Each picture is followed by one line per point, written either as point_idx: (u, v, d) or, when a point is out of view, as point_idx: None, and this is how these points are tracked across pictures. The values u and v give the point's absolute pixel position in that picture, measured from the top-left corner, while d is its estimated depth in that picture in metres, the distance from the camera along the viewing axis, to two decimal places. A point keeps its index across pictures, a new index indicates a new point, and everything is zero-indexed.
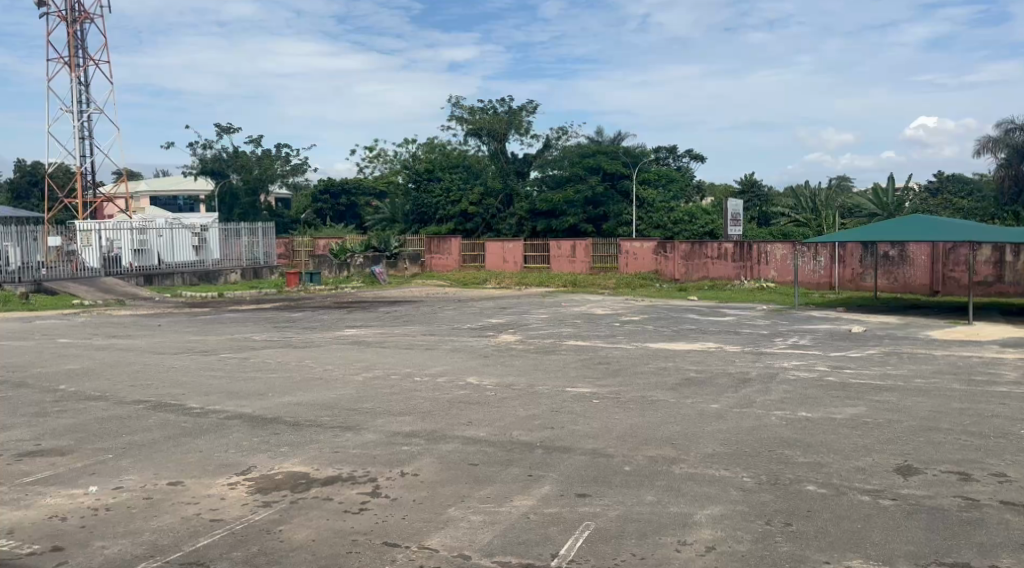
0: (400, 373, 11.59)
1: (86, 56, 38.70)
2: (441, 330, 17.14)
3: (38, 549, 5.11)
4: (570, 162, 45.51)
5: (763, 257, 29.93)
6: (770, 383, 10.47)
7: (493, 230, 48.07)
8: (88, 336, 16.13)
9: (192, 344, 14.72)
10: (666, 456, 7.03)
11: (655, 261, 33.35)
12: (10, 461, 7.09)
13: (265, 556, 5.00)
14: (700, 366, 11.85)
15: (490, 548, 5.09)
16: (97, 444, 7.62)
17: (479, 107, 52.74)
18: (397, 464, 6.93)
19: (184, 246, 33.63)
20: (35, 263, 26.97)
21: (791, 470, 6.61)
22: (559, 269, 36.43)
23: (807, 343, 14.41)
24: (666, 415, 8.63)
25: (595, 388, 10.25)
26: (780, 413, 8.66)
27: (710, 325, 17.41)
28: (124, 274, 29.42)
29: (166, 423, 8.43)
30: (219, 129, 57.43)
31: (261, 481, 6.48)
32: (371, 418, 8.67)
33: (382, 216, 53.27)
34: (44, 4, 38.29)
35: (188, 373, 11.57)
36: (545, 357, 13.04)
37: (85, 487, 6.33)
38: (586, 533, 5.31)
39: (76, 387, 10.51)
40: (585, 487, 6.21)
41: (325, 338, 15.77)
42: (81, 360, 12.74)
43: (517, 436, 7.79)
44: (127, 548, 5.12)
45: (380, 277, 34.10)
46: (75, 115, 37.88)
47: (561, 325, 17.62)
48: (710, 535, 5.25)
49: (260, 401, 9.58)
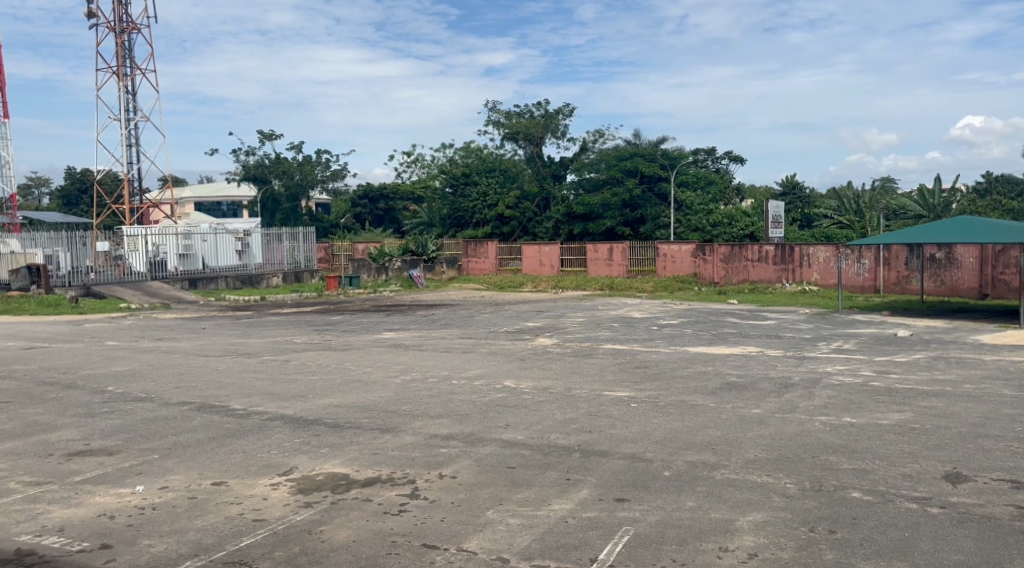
0: (437, 376, 11.64)
1: (133, 66, 39.58)
2: (479, 333, 17.22)
3: (87, 547, 5.22)
4: (608, 164, 45.33)
5: (805, 259, 29.50)
6: (814, 388, 10.31)
7: (530, 234, 47.99)
8: (135, 338, 16.53)
9: (236, 347, 15.01)
10: (707, 461, 6.95)
11: (694, 263, 33.13)
12: (61, 460, 7.28)
13: (307, 556, 5.06)
14: (741, 370, 11.70)
15: (529, 551, 5.07)
16: (145, 443, 7.79)
17: (515, 111, 52.96)
18: (436, 465, 6.97)
19: (228, 251, 34.26)
20: (84, 268, 28.00)
21: (835, 477, 6.49)
22: (596, 272, 36.19)
23: (851, 348, 14.12)
24: (707, 419, 8.55)
25: (633, 392, 10.18)
26: (824, 418, 8.50)
27: (752, 329, 17.19)
28: (169, 278, 29.97)
29: (211, 424, 8.59)
30: (261, 136, 58.50)
31: (302, 482, 6.55)
32: (409, 420, 8.73)
33: (418, 220, 53.99)
34: (93, 15, 39.28)
35: (231, 375, 11.79)
36: (583, 360, 13.00)
37: (132, 486, 6.46)
38: (625, 538, 5.26)
39: (124, 388, 10.78)
40: (624, 492, 6.17)
41: (364, 341, 15.97)
42: (129, 362, 13.09)
43: (555, 440, 7.77)
44: (173, 547, 5.21)
45: (417, 281, 34.31)
46: (123, 124, 38.83)
47: (598, 329, 17.56)
48: (751, 542, 5.17)
49: (301, 403, 9.72)
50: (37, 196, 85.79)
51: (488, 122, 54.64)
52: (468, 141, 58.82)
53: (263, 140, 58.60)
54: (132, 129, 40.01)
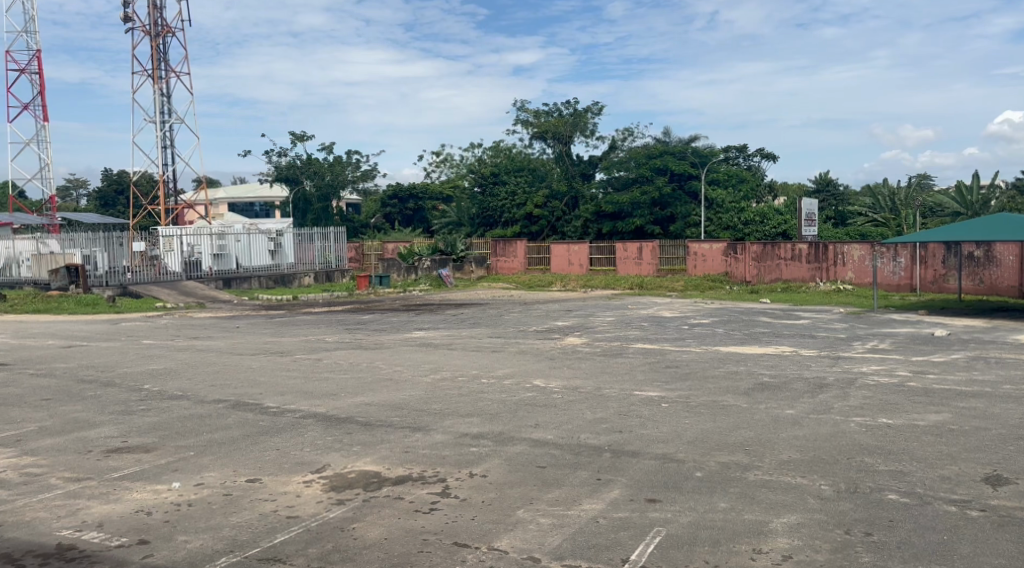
0: (467, 375, 11.67)
1: (168, 68, 40.19)
2: (508, 332, 17.22)
3: (125, 542, 5.32)
4: (637, 163, 44.96)
5: (839, 258, 29.13)
6: (849, 389, 10.16)
7: (559, 233, 47.88)
8: (170, 337, 16.80)
9: (269, 346, 15.13)
10: (740, 462, 6.89)
11: (725, 262, 32.85)
12: (99, 457, 7.41)
13: (340, 554, 5.09)
14: (774, 371, 11.56)
15: (560, 551, 5.06)
16: (180, 441, 7.91)
17: (544, 110, 52.90)
18: (466, 465, 6.98)
19: (262, 250, 34.68)
20: (121, 268, 28.62)
21: (872, 479, 6.39)
22: (625, 271, 36.06)
23: (887, 348, 13.87)
24: (739, 420, 8.46)
25: (664, 392, 10.11)
26: (860, 419, 8.38)
27: (785, 329, 16.96)
28: (204, 278, 30.35)
29: (245, 422, 8.69)
30: (293, 137, 59.22)
31: (334, 480, 6.59)
32: (439, 419, 8.75)
33: (448, 219, 54.20)
34: (129, 20, 39.96)
35: (264, 373, 11.88)
36: (612, 360, 12.92)
37: (168, 483, 6.56)
38: (657, 539, 5.23)
39: (160, 386, 10.94)
40: (655, 493, 6.13)
41: (395, 340, 16.05)
42: (165, 361, 13.25)
43: (585, 439, 7.75)
44: (209, 543, 5.29)
45: (447, 280, 34.50)
46: (158, 126, 39.46)
47: (628, 328, 17.48)
48: (786, 544, 5.11)
49: (333, 401, 9.77)
50: (76, 197, 87.54)
51: (516, 121, 54.66)
52: (497, 140, 58.91)
53: (295, 141, 59.19)
54: (167, 131, 40.63)
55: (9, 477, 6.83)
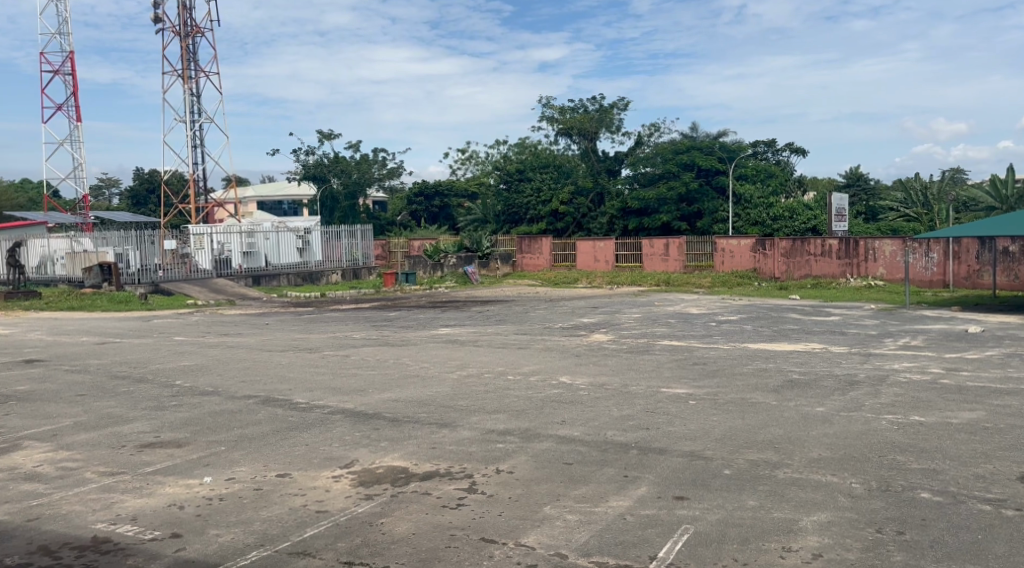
0: (494, 371, 11.70)
1: (197, 68, 40.69)
2: (534, 329, 17.23)
3: (159, 536, 5.41)
4: (663, 159, 44.67)
5: (870, 254, 28.81)
6: (880, 386, 10.03)
7: (584, 229, 47.80)
8: (201, 334, 17.04)
9: (297, 342, 15.29)
10: (769, 460, 6.84)
11: (753, 258, 32.45)
12: (132, 452, 7.54)
13: (368, 548, 5.14)
14: (803, 368, 11.43)
15: (587, 548, 5.06)
16: (212, 436, 8.01)
17: (569, 107, 52.77)
18: (492, 461, 7.00)
19: (290, 248, 34.97)
20: (153, 266, 29.00)
21: (904, 477, 6.31)
22: (651, 268, 35.88)
23: (919, 345, 13.67)
24: (768, 418, 8.38)
25: (691, 389, 10.05)
26: (891, 417, 8.28)
27: (815, 325, 16.79)
28: (233, 275, 30.77)
29: (275, 417, 8.78)
30: (320, 136, 59.70)
31: (362, 475, 6.65)
32: (466, 415, 8.79)
33: (474, 217, 54.48)
34: (160, 20, 40.50)
35: (293, 369, 12.01)
36: (639, 357, 12.87)
37: (200, 477, 6.66)
38: (685, 536, 5.21)
39: (191, 382, 11.11)
40: (683, 490, 6.10)
41: (421, 337, 16.13)
42: (195, 357, 13.44)
43: (611, 436, 7.74)
44: (239, 537, 5.36)
45: (473, 277, 34.49)
46: (189, 125, 39.99)
47: (654, 325, 17.39)
48: (816, 542, 5.07)
49: (361, 397, 9.85)
50: (108, 196, 88.93)
51: (542, 117, 54.57)
52: (522, 137, 58.84)
53: (322, 140, 59.65)
54: (197, 130, 41.15)
55: (46, 470, 6.98)
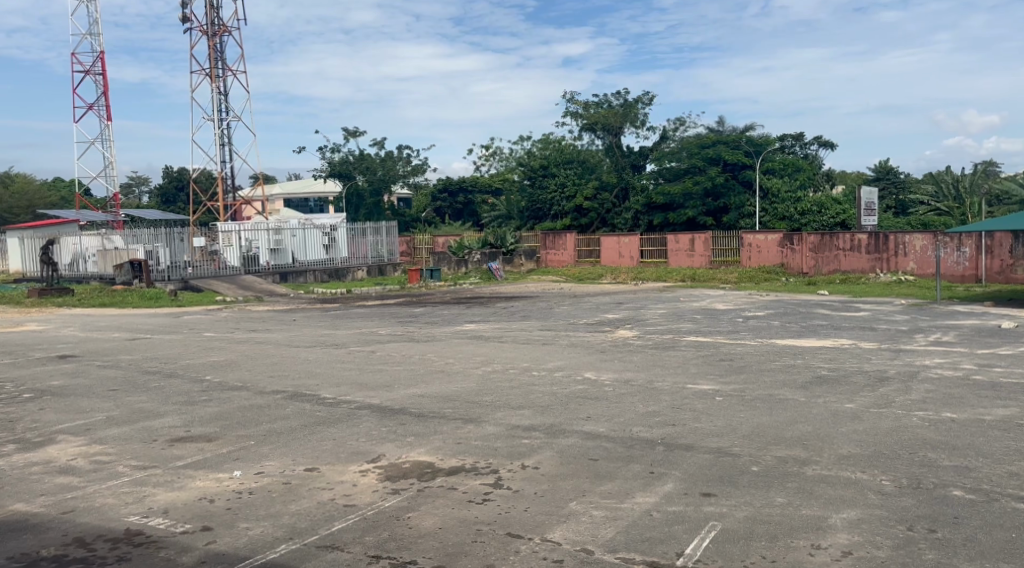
0: (518, 367, 11.70)
1: (225, 67, 41.11)
2: (558, 325, 17.21)
3: (190, 529, 5.49)
4: (689, 153, 44.33)
5: (900, 248, 28.43)
6: (911, 382, 9.89)
7: (609, 225, 47.37)
8: (230, 330, 17.25)
9: (325, 338, 15.42)
10: (797, 457, 6.77)
11: (781, 253, 32.19)
12: (164, 446, 7.66)
13: (396, 542, 5.18)
14: (832, 364, 11.31)
15: (614, 544, 5.05)
16: (241, 430, 8.12)
17: (593, 102, 52.49)
18: (517, 456, 7.01)
19: (316, 245, 35.03)
20: (182, 263, 29.17)
21: (935, 474, 6.23)
22: (677, 263, 35.73)
23: (951, 340, 13.48)
24: (796, 414, 8.31)
25: (718, 385, 9.99)
26: (922, 413, 8.17)
27: (843, 321, 16.62)
28: (262, 272, 31.17)
29: (303, 412, 8.87)
30: (345, 133, 60.06)
31: (389, 470, 6.70)
32: (491, 410, 8.80)
33: (498, 213, 54.59)
34: (188, 20, 40.99)
35: (321, 365, 12.10)
36: (665, 353, 12.81)
37: (230, 471, 6.75)
38: (712, 533, 5.18)
39: (220, 377, 11.26)
40: (710, 487, 6.07)
41: (446, 333, 16.18)
42: (225, 352, 13.60)
43: (637, 432, 7.71)
44: (269, 530, 5.42)
45: (497, 273, 34.44)
46: (216, 124, 40.45)
47: (680, 321, 17.29)
48: (846, 540, 5.02)
49: (387, 392, 9.92)
50: (138, 194, 90.29)
51: (566, 113, 54.40)
52: (546, 133, 58.67)
53: (347, 137, 59.96)
54: (224, 128, 41.58)
55: (80, 464, 7.11)
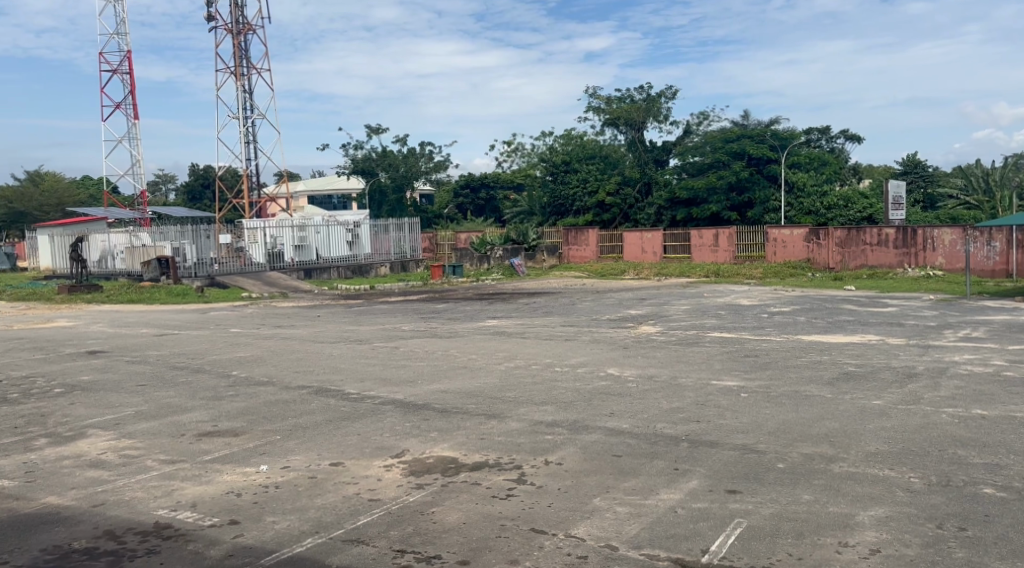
0: (541, 363, 11.69)
1: (249, 65, 41.42)
2: (581, 321, 17.18)
3: (217, 522, 5.55)
4: (712, 147, 43.90)
5: (929, 243, 28.09)
6: (940, 378, 9.77)
7: (631, 220, 47.12)
8: (256, 325, 17.42)
9: (348, 333, 15.52)
10: (824, 454, 6.70)
11: (806, 248, 31.87)
12: (191, 440, 7.75)
13: (420, 536, 5.20)
14: (860, 360, 11.19)
15: (639, 540, 5.04)
16: (267, 425, 8.20)
17: (616, 96, 52.32)
18: (541, 452, 7.01)
19: (340, 242, 35.21)
20: (208, 260, 29.41)
21: (965, 471, 6.14)
22: (700, 259, 35.52)
23: (981, 336, 13.27)
24: (823, 411, 8.23)
25: (742, 381, 9.92)
26: (951, 410, 8.06)
27: (871, 317, 16.41)
28: (287, 269, 31.45)
29: (327, 407, 8.94)
30: (368, 130, 60.33)
31: (413, 464, 6.73)
32: (514, 406, 8.82)
33: (520, 209, 54.57)
34: (213, 19, 41.36)
35: (345, 360, 12.18)
36: (689, 349, 12.75)
37: (257, 466, 6.82)
38: (738, 530, 5.15)
39: (247, 372, 11.38)
40: (735, 484, 6.03)
41: (468, 328, 16.22)
42: (251, 348, 13.74)
43: (661, 429, 7.68)
44: (295, 524, 5.47)
45: (519, 269, 34.41)
46: (241, 121, 40.79)
47: (704, 317, 17.20)
48: (873, 538, 4.97)
49: (411, 388, 9.97)
50: (165, 191, 91.38)
51: (588, 108, 54.28)
52: (568, 128, 58.50)
53: (370, 134, 60.23)
54: (249, 126, 41.94)
55: (109, 458, 7.22)
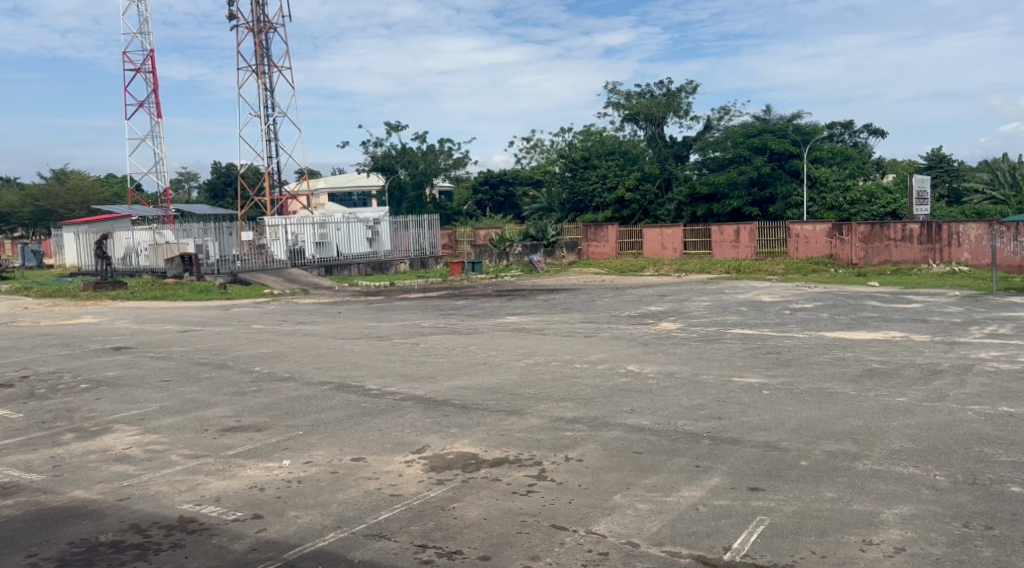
0: (561, 360, 11.69)
1: (271, 64, 41.70)
2: (601, 317, 17.15)
3: (241, 517, 5.61)
4: (734, 142, 43.41)
5: (954, 238, 27.78)
6: (966, 375, 9.66)
7: (651, 217, 46.98)
8: (278, 322, 17.55)
9: (369, 330, 15.59)
10: (848, 451, 6.65)
11: (829, 244, 31.58)
12: (215, 435, 7.83)
13: (441, 532, 5.22)
14: (883, 357, 11.08)
15: (660, 537, 5.03)
16: (290, 420, 8.26)
17: (635, 92, 52.12)
18: (561, 448, 7.01)
19: (360, 239, 35.38)
20: (231, 257, 29.97)
21: (992, 470, 6.06)
22: (721, 255, 35.27)
23: (1007, 332, 13.09)
24: (847, 408, 8.15)
25: (764, 378, 9.87)
26: (977, 407, 7.95)
27: (895, 313, 16.24)
28: (308, 265, 31.64)
29: (349, 403, 9.00)
30: (388, 127, 60.50)
31: (433, 460, 6.76)
32: (534, 403, 8.81)
33: (539, 205, 54.51)
34: (235, 17, 41.68)
35: (366, 357, 12.24)
36: (710, 345, 12.68)
37: (279, 461, 6.87)
38: (760, 528, 5.13)
39: (269, 368, 11.47)
40: (757, 481, 5.99)
41: (488, 325, 16.24)
42: (273, 344, 13.84)
43: (682, 426, 7.65)
44: (317, 518, 5.51)
45: (539, 265, 34.34)
46: (263, 119, 41.06)
47: (725, 313, 17.12)
48: (898, 536, 4.92)
49: (431, 384, 10.01)
50: (188, 189, 92.33)
51: (607, 103, 54.06)
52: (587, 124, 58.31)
53: (390, 131, 60.44)
54: (271, 124, 42.23)
55: (134, 453, 7.31)
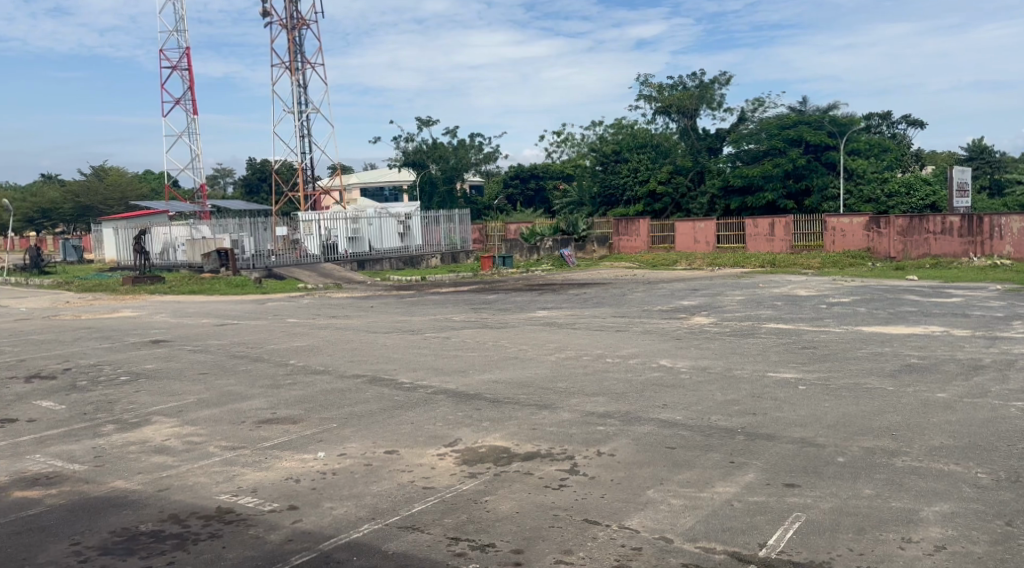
0: (592, 354, 11.65)
1: (304, 60, 42.04)
2: (632, 312, 17.06)
3: (277, 508, 5.68)
4: (768, 134, 42.61)
5: (996, 231, 27.27)
6: (1008, 370, 9.44)
7: (683, 210, 46.72)
8: (312, 316, 17.75)
9: (401, 324, 15.67)
10: (886, 448, 6.54)
11: (867, 237, 31.10)
12: (252, 427, 7.94)
13: (473, 525, 5.24)
14: (923, 352, 10.87)
15: (694, 533, 5.00)
16: (324, 413, 8.35)
17: (668, 84, 51.58)
18: (593, 443, 6.99)
19: (392, 233, 35.57)
20: (266, 252, 30.36)
21: None
22: (755, 249, 34.91)
23: None
24: (884, 404, 8.01)
25: (800, 373, 9.74)
26: (1021, 404, 7.77)
27: (934, 307, 15.93)
28: (340, 260, 31.89)
29: (382, 396, 9.06)
30: (419, 123, 60.69)
31: (466, 454, 6.78)
32: (565, 397, 8.80)
33: (570, 199, 54.36)
34: (269, 15, 42.10)
35: (398, 351, 12.31)
36: (743, 340, 12.54)
37: (314, 453, 6.95)
38: (796, 525, 5.06)
39: (303, 361, 11.58)
40: (794, 477, 5.92)
41: (519, 319, 16.24)
42: (308, 338, 13.99)
43: (716, 421, 7.59)
44: (352, 510, 5.56)
45: (569, 259, 34.28)
46: (296, 115, 41.39)
47: (759, 307, 16.92)
48: (938, 534, 4.84)
49: (462, 377, 10.05)
50: (223, 185, 93.65)
51: (638, 96, 53.55)
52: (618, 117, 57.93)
53: (421, 127, 60.65)
54: (304, 120, 42.63)
55: (173, 445, 7.44)
